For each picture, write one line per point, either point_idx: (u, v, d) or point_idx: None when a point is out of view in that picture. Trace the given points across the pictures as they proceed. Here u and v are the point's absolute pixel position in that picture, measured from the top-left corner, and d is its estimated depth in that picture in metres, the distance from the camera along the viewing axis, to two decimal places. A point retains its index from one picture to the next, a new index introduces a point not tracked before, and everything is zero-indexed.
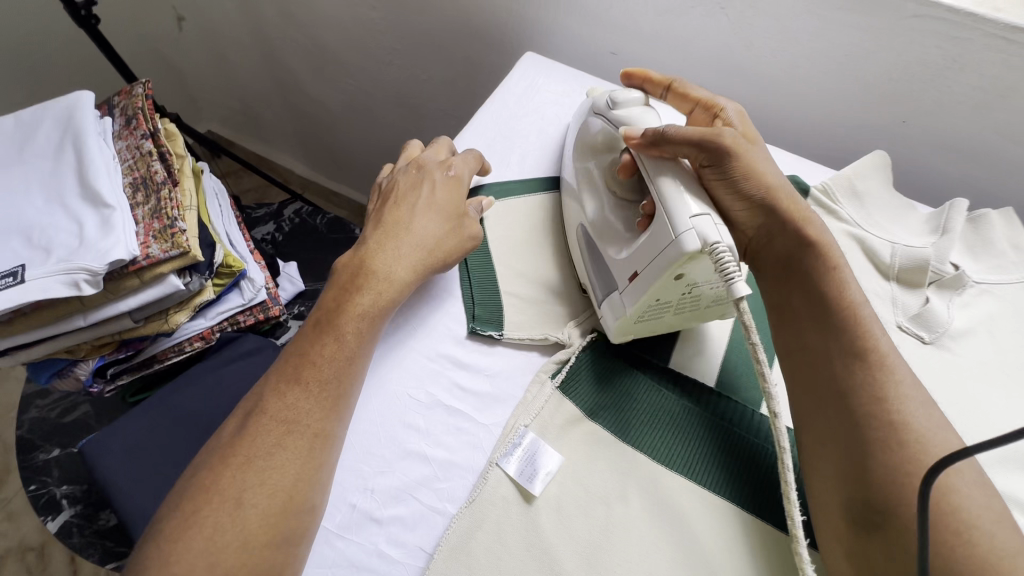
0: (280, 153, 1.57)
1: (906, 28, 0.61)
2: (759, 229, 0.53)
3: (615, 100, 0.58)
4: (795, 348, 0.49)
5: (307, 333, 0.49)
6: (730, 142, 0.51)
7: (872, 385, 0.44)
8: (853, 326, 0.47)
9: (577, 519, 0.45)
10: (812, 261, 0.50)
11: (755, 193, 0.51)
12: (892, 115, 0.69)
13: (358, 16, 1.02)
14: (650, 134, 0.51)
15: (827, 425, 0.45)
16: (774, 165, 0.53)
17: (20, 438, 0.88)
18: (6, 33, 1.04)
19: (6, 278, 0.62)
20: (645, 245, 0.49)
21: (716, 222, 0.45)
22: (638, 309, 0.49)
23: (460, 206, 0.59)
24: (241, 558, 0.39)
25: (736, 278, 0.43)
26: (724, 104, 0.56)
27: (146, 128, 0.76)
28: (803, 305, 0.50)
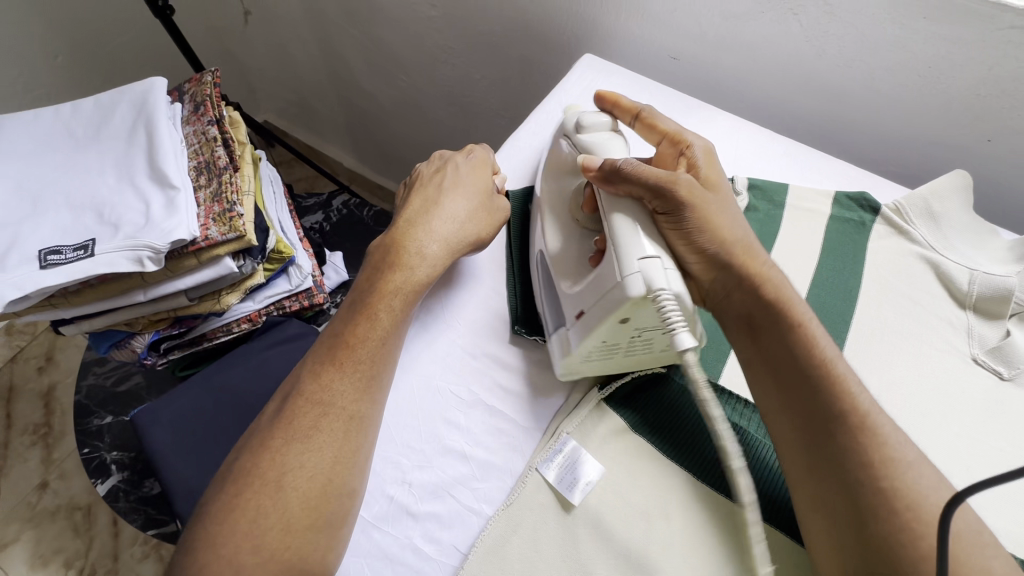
0: (330, 145, 1.61)
1: (1000, 41, 0.57)
2: (710, 283, 0.50)
3: (583, 122, 0.56)
4: (773, 399, 0.45)
5: (342, 318, 0.50)
6: (686, 190, 0.47)
7: (862, 449, 0.40)
8: (830, 385, 0.43)
9: (617, 534, 0.44)
10: (774, 319, 0.46)
11: (710, 245, 0.48)
12: (975, 133, 0.65)
13: (418, 14, 1.03)
14: (607, 167, 0.48)
15: (818, 484, 0.41)
16: (734, 216, 0.50)
17: (78, 403, 0.93)
18: (90, 21, 1.11)
19: (77, 251, 0.65)
20: (591, 284, 0.46)
21: (666, 266, 0.42)
22: (585, 348, 0.47)
23: (486, 183, 0.59)
24: (284, 540, 0.40)
25: (678, 329, 0.40)
26: (691, 140, 0.53)
27: (212, 115, 0.79)
28: (765, 364, 0.46)
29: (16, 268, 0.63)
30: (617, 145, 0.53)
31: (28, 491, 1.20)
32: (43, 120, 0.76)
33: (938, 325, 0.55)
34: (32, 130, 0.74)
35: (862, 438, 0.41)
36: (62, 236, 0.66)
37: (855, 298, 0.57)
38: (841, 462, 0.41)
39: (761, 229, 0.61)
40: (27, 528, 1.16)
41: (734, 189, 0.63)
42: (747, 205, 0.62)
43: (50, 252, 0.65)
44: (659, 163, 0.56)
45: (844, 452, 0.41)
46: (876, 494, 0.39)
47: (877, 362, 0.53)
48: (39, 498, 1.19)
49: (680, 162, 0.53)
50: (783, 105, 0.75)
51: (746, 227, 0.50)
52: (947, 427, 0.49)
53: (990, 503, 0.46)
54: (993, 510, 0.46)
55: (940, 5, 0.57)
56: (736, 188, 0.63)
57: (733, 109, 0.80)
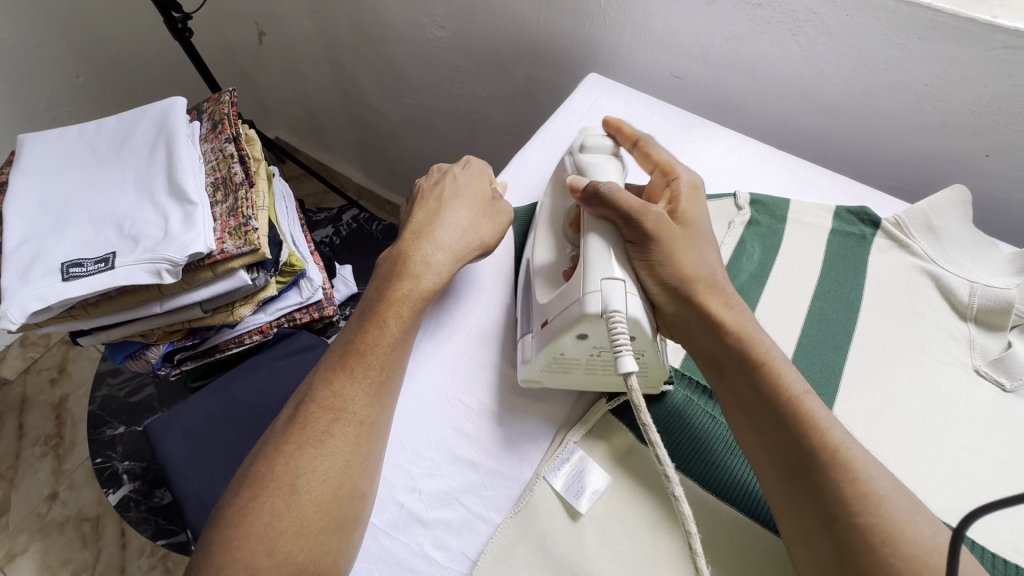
0: (340, 161, 1.65)
1: (993, 60, 0.58)
2: (676, 314, 0.50)
3: (585, 143, 0.57)
4: (747, 435, 0.46)
5: (353, 326, 0.51)
6: (656, 221, 0.48)
7: (838, 488, 0.40)
8: (797, 422, 0.43)
9: (622, 542, 0.44)
10: (738, 359, 0.47)
11: (676, 278, 0.49)
12: (973, 149, 0.66)
13: (427, 34, 1.06)
14: (589, 190, 0.50)
15: (794, 517, 0.42)
16: (703, 253, 0.51)
17: (92, 413, 0.94)
18: (110, 41, 1.14)
19: (98, 264, 0.67)
20: (556, 297, 0.49)
21: (628, 290, 0.45)
22: (543, 358, 0.49)
23: (485, 193, 0.61)
24: (298, 543, 0.41)
25: (624, 352, 0.41)
26: (680, 172, 0.55)
27: (230, 133, 0.81)
28: (738, 406, 0.47)
29: (40, 280, 0.66)
30: (612, 167, 0.55)
31: (38, 501, 1.21)
32: (67, 138, 0.78)
33: (940, 337, 0.56)
34: (56, 147, 0.77)
35: (836, 474, 0.40)
36: (83, 249, 0.69)
37: (857, 310, 0.58)
38: (818, 499, 0.40)
39: (762, 242, 0.62)
40: (36, 539, 1.17)
41: (736, 205, 0.64)
42: (749, 220, 0.64)
43: (72, 265, 0.67)
44: (652, 193, 0.57)
45: (817, 492, 0.41)
46: (855, 531, 0.38)
47: (880, 373, 0.54)
48: (48, 510, 1.20)
49: (665, 193, 0.54)
50: (782, 122, 0.77)
51: (715, 267, 0.51)
52: (950, 437, 0.50)
53: (994, 515, 0.46)
54: (997, 521, 0.46)
55: (934, 25, 0.59)
56: (738, 203, 0.64)
57: (736, 125, 0.81)
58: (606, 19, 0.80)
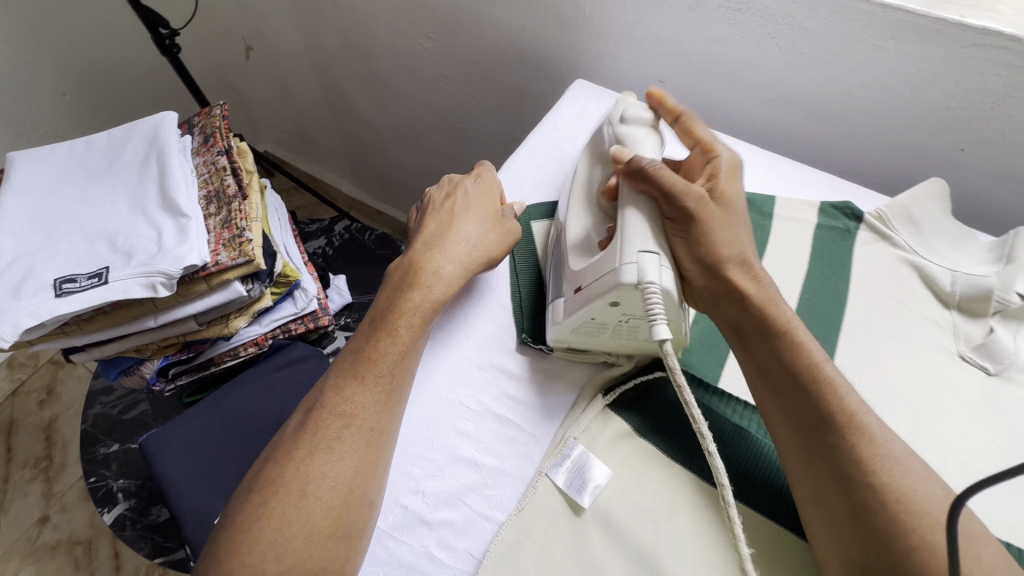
0: (329, 173, 1.65)
1: (965, 57, 0.60)
2: (704, 286, 0.50)
3: (625, 115, 0.58)
4: (764, 400, 0.47)
5: (364, 333, 0.52)
6: (695, 199, 0.49)
7: (853, 450, 0.42)
8: (820, 388, 0.44)
9: (625, 536, 0.45)
10: (763, 329, 0.48)
11: (709, 253, 0.49)
12: (949, 143, 0.68)
13: (414, 45, 1.08)
14: (632, 166, 0.51)
15: (806, 477, 0.43)
16: (737, 229, 0.51)
17: (84, 432, 0.93)
18: (96, 59, 1.15)
19: (92, 279, 0.67)
20: (591, 265, 0.49)
21: (662, 264, 0.46)
22: (573, 323, 0.50)
23: (495, 205, 0.62)
24: (305, 549, 0.41)
25: (658, 321, 0.44)
26: (721, 151, 0.56)
27: (222, 146, 0.82)
28: (757, 370, 0.48)
29: (32, 297, 0.65)
30: (650, 142, 0.55)
31: (28, 526, 1.19)
32: (58, 156, 0.78)
33: (925, 325, 0.57)
34: (47, 164, 0.77)
35: (853, 437, 0.42)
36: (76, 264, 0.69)
37: (844, 302, 0.59)
38: (835, 459, 0.42)
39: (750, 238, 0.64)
40: (26, 564, 1.15)
41: None
42: None
43: (65, 280, 0.67)
44: (690, 169, 0.58)
45: (834, 454, 0.42)
46: (871, 489, 0.40)
47: (869, 362, 0.55)
48: (39, 534, 1.18)
49: (704, 171, 0.55)
50: (764, 123, 0.79)
51: (746, 246, 0.51)
52: (939, 423, 0.51)
53: (983, 496, 0.48)
54: (986, 501, 0.48)
55: (906, 26, 0.61)
56: None
57: (720, 126, 0.83)
58: (590, 28, 0.82)
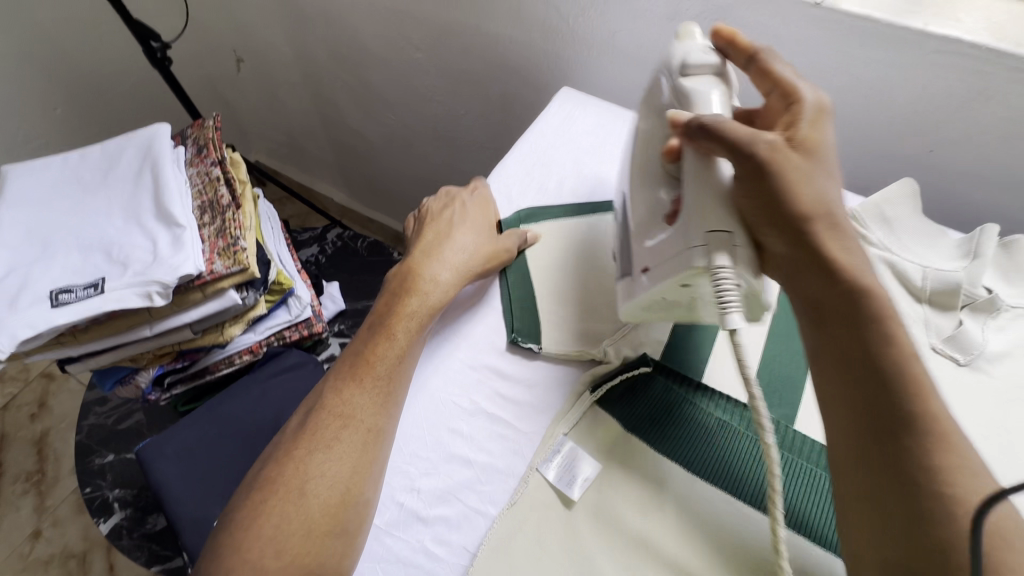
0: (321, 182, 1.66)
1: (930, 63, 0.63)
2: (782, 254, 0.44)
3: (688, 63, 0.51)
4: (827, 391, 0.42)
5: (363, 336, 0.53)
6: (768, 150, 0.43)
7: (925, 457, 0.36)
8: (902, 385, 0.38)
9: (614, 527, 0.47)
10: (846, 311, 0.42)
11: (785, 214, 0.43)
12: (918, 143, 0.71)
13: (404, 56, 1.10)
14: (692, 125, 0.47)
15: (860, 481, 0.38)
16: (823, 185, 0.44)
17: (79, 443, 0.93)
18: (88, 73, 1.16)
19: (88, 290, 0.68)
20: (663, 241, 0.48)
21: (735, 243, 0.43)
22: (646, 300, 0.50)
23: (490, 218, 0.64)
24: (304, 546, 0.43)
25: (731, 310, 0.42)
26: (804, 92, 0.47)
27: (215, 156, 0.83)
28: (831, 356, 0.41)
29: (29, 308, 0.66)
30: (717, 96, 0.50)
31: (22, 540, 1.19)
32: (52, 168, 0.79)
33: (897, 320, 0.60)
34: (41, 177, 0.78)
35: (930, 445, 0.37)
36: (72, 276, 0.69)
37: None
38: (901, 463, 0.37)
39: None
40: None
41: None
42: None
43: (62, 292, 0.68)
44: (767, 117, 0.49)
45: (902, 457, 0.37)
46: (936, 499, 0.35)
47: None
48: (32, 548, 1.18)
49: (781, 119, 0.47)
50: None
51: (834, 204, 0.44)
52: None
53: None
54: None
55: (873, 34, 0.64)
56: None
57: None
58: (574, 38, 0.85)
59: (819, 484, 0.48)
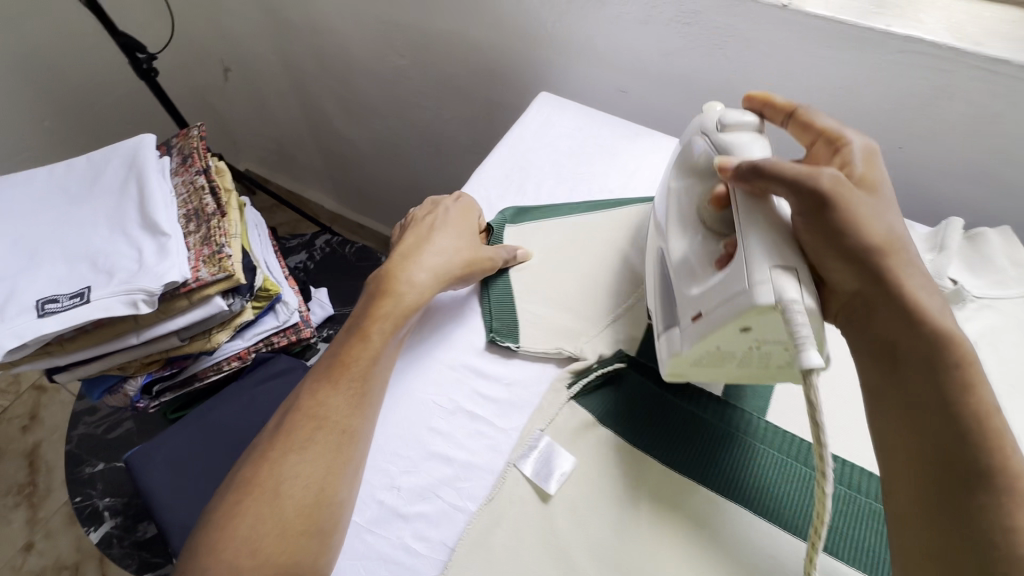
0: (311, 190, 1.67)
1: (893, 62, 0.65)
2: (853, 292, 0.44)
3: (725, 121, 0.53)
4: (892, 439, 0.41)
5: (340, 340, 0.54)
6: (831, 185, 0.43)
7: (1005, 515, 0.35)
8: (982, 436, 0.37)
9: (589, 519, 0.48)
10: (923, 353, 0.40)
11: (854, 249, 0.42)
12: (887, 141, 0.72)
13: (387, 63, 1.11)
14: (743, 168, 0.46)
15: (923, 530, 0.37)
16: (890, 219, 0.44)
17: (69, 452, 0.94)
18: (75, 85, 1.17)
19: (74, 299, 0.69)
20: (717, 284, 0.45)
21: (802, 281, 0.41)
22: (697, 350, 0.47)
23: (471, 224, 0.65)
24: (279, 546, 0.44)
25: (806, 344, 0.38)
26: (850, 138, 0.48)
27: (200, 166, 0.84)
28: (902, 398, 0.41)
29: (15, 318, 0.67)
30: (760, 150, 0.50)
31: (14, 553, 1.18)
32: (39, 180, 0.80)
33: None
34: (28, 188, 0.79)
35: (1014, 503, 0.35)
36: (58, 285, 0.70)
37: None
38: (971, 518, 0.36)
39: None
40: None
41: None
42: None
43: (47, 301, 0.68)
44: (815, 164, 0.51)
45: (975, 510, 0.36)
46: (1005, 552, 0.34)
47: None
48: (24, 560, 1.17)
49: (834, 160, 0.48)
50: None
51: (902, 242, 0.44)
52: None
53: None
54: None
55: (838, 34, 0.65)
56: None
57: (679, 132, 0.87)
58: (553, 42, 0.86)
59: (793, 474, 0.48)
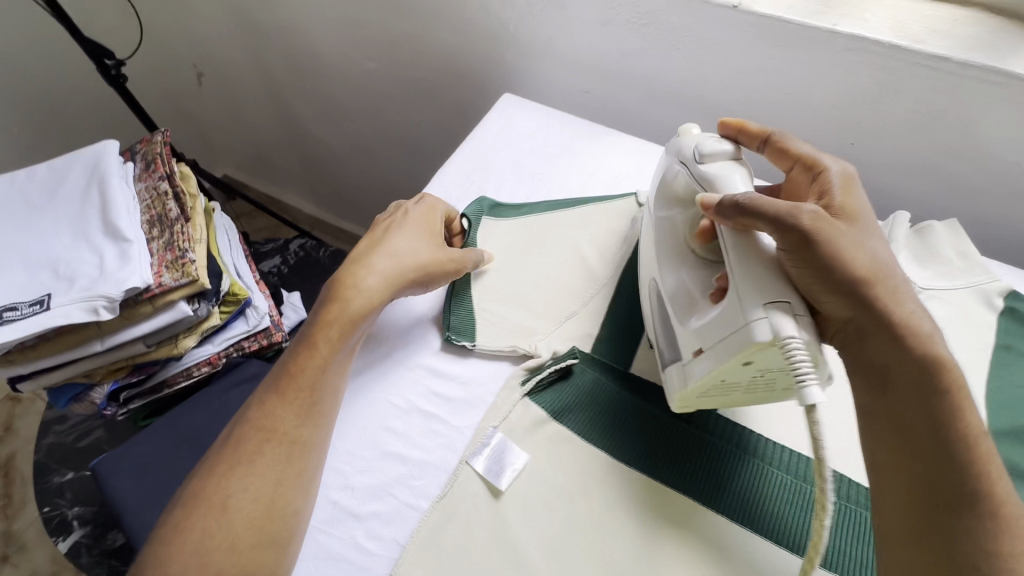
0: (289, 194, 1.66)
1: (841, 60, 0.66)
2: (847, 320, 0.45)
3: (703, 151, 0.53)
4: (889, 458, 0.43)
5: (292, 348, 0.54)
6: (811, 221, 0.44)
7: (990, 539, 0.38)
8: (971, 462, 0.40)
9: (541, 513, 0.48)
10: (914, 380, 0.43)
11: (841, 281, 0.44)
12: (841, 137, 0.73)
13: (357, 67, 1.12)
14: (725, 204, 0.47)
15: (913, 548, 0.40)
16: (873, 247, 0.46)
17: (38, 462, 0.93)
18: (44, 92, 1.16)
19: (33, 306, 0.69)
20: (716, 318, 0.45)
21: (796, 312, 0.42)
22: (703, 384, 0.47)
23: (430, 227, 0.63)
24: (231, 560, 0.44)
25: (809, 382, 0.39)
26: (828, 164, 0.50)
27: (162, 171, 0.84)
28: (891, 423, 0.43)
29: None
30: (739, 178, 0.51)
31: None
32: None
33: None
34: None
35: (998, 528, 0.38)
36: (17, 293, 0.70)
37: None
38: (957, 540, 0.39)
39: None
40: None
41: (638, 202, 0.69)
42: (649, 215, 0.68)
43: (6, 309, 0.68)
44: (795, 190, 0.54)
45: (964, 533, 0.39)
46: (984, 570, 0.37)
47: None
48: None
49: (813, 188, 0.50)
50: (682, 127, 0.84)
51: (890, 267, 0.46)
52: None
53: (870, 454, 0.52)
54: None
55: (787, 33, 0.67)
56: (639, 201, 0.69)
57: (643, 132, 0.88)
58: (517, 44, 0.87)
59: (749, 469, 0.49)
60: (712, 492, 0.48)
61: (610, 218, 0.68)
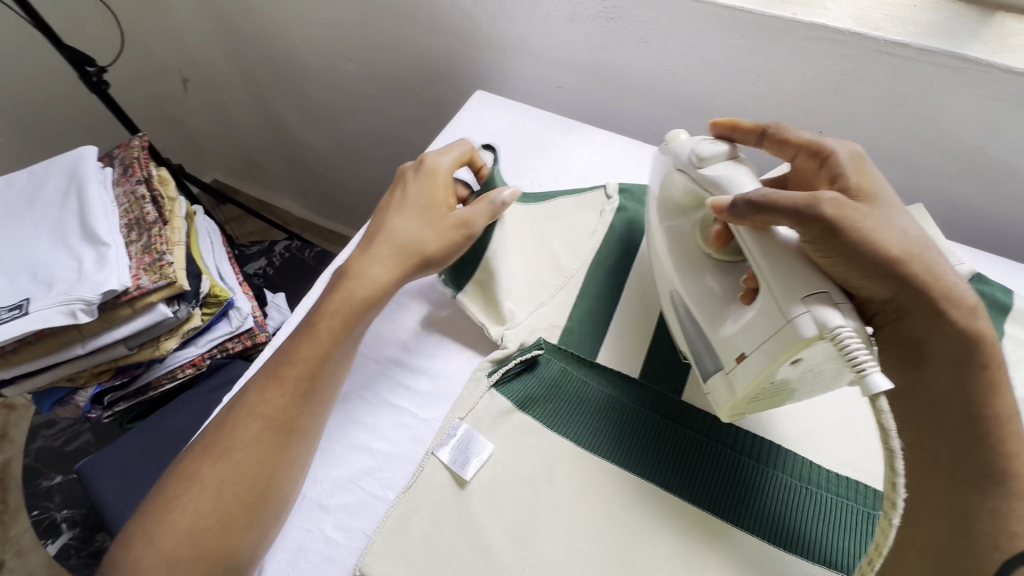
0: (278, 197, 1.67)
1: (804, 49, 0.67)
2: (886, 300, 0.44)
3: (700, 154, 0.51)
4: (916, 441, 0.43)
5: (292, 337, 0.55)
6: (833, 208, 0.43)
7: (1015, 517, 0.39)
8: (1002, 440, 0.41)
9: (506, 502, 0.49)
10: (951, 355, 0.43)
11: (876, 262, 0.42)
12: (809, 126, 0.74)
13: (337, 68, 1.12)
14: (737, 204, 0.44)
15: (933, 527, 0.40)
16: (898, 223, 0.45)
17: (26, 466, 0.94)
18: (30, 101, 1.17)
19: (12, 311, 0.70)
20: (754, 318, 0.44)
21: (837, 301, 0.40)
22: (749, 391, 0.45)
23: (431, 199, 0.61)
24: (219, 539, 0.45)
25: (872, 370, 0.36)
26: (835, 148, 0.49)
27: (140, 175, 0.85)
28: (924, 403, 0.44)
29: None
30: (744, 175, 0.48)
31: None
32: None
33: None
34: None
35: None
36: None
37: None
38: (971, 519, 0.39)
39: (632, 227, 0.67)
40: None
41: (607, 193, 0.69)
42: (618, 206, 0.68)
43: None
44: (804, 178, 0.52)
45: (996, 510, 0.39)
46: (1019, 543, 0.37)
47: None
48: None
49: (822, 174, 0.49)
50: (656, 120, 0.84)
51: (922, 244, 0.45)
52: None
53: (832, 436, 0.53)
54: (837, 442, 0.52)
55: (751, 24, 0.67)
56: (607, 193, 0.69)
57: (618, 125, 0.88)
58: (490, 41, 0.88)
59: (726, 461, 0.50)
60: (700, 489, 0.49)
61: (578, 210, 0.68)
